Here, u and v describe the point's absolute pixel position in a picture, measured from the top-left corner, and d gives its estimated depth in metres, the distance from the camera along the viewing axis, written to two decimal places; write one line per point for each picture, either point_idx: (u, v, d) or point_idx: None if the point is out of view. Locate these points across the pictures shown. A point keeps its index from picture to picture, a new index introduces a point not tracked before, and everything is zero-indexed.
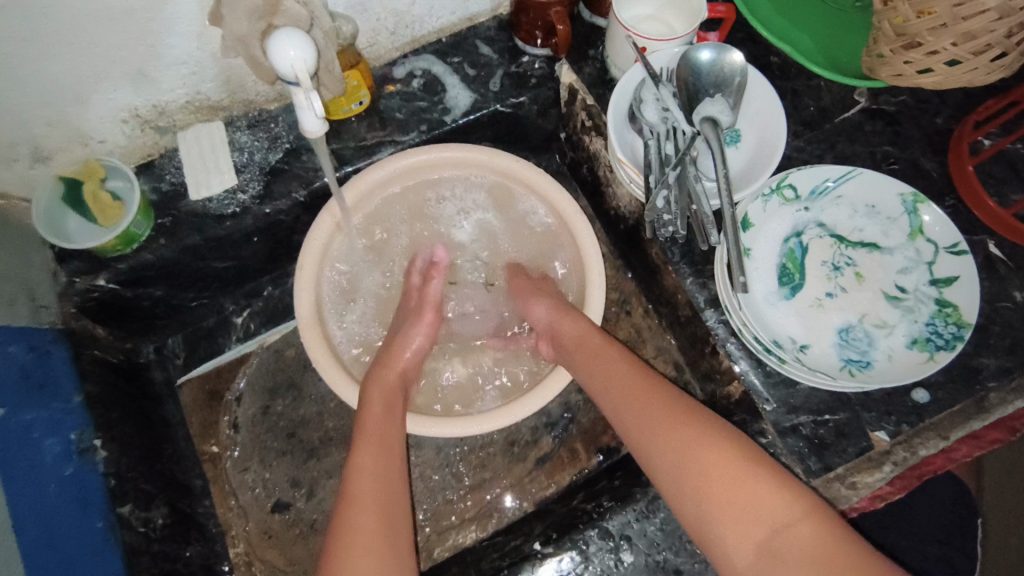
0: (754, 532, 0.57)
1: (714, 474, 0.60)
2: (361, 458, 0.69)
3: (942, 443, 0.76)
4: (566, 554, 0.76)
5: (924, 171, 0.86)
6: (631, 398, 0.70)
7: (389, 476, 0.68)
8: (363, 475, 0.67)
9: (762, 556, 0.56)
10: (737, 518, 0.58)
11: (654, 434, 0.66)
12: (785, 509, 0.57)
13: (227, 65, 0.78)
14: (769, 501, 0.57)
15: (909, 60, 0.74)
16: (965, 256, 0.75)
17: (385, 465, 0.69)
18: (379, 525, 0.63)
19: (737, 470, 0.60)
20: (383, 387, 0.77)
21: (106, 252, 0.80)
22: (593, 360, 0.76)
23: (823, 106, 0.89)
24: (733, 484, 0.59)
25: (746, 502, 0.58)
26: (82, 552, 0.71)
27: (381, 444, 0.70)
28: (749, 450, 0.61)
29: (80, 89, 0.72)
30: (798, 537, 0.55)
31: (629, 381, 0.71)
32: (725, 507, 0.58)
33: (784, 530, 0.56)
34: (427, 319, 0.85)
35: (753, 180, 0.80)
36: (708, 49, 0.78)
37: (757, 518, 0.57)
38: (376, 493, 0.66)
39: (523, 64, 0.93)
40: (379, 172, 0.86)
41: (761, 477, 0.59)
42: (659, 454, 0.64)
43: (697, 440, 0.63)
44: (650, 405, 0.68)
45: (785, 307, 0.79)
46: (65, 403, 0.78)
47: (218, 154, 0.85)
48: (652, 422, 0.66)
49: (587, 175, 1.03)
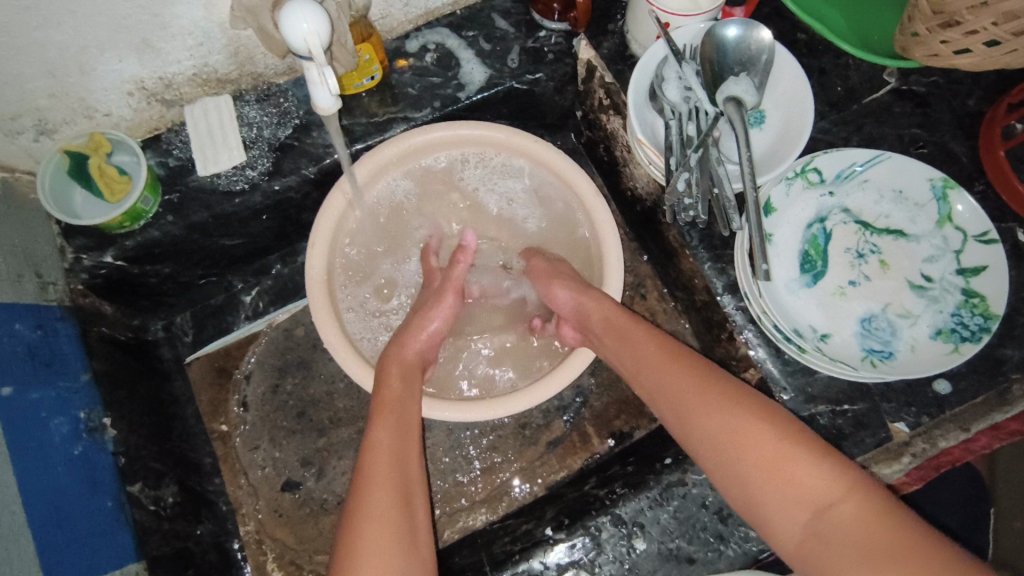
0: (797, 515, 0.56)
1: (751, 457, 0.59)
2: (376, 433, 0.67)
3: (962, 435, 0.75)
4: (578, 540, 0.75)
5: (954, 156, 0.83)
6: (663, 381, 0.68)
7: (403, 448, 0.66)
8: (378, 448, 0.66)
9: (806, 537, 0.55)
10: (778, 500, 0.57)
11: (688, 417, 0.65)
12: (827, 488, 0.56)
13: (235, 37, 0.76)
14: (809, 482, 0.56)
15: (945, 39, 0.71)
16: (995, 245, 0.73)
17: (400, 439, 0.67)
18: (394, 493, 0.62)
19: (774, 451, 0.58)
20: (400, 362, 0.76)
21: (113, 228, 0.79)
22: (622, 340, 0.74)
23: (850, 86, 0.86)
24: (770, 466, 0.58)
25: (787, 486, 0.57)
26: (93, 531, 0.72)
27: (397, 420, 0.69)
28: (787, 428, 0.60)
29: (84, 59, 0.70)
30: (842, 518, 0.54)
31: (659, 362, 0.69)
32: (765, 489, 0.58)
33: (827, 511, 0.55)
34: (449, 302, 0.83)
35: (777, 163, 0.77)
36: (735, 25, 0.75)
37: (798, 500, 0.56)
38: (391, 466, 0.64)
39: (540, 39, 0.90)
40: (392, 150, 0.84)
41: (800, 459, 0.57)
42: (693, 437, 0.64)
43: (731, 422, 0.61)
44: (680, 385, 0.66)
45: (807, 295, 0.77)
46: (72, 381, 0.77)
47: (226, 129, 0.83)
48: (684, 403, 0.65)
49: (603, 154, 1.00)
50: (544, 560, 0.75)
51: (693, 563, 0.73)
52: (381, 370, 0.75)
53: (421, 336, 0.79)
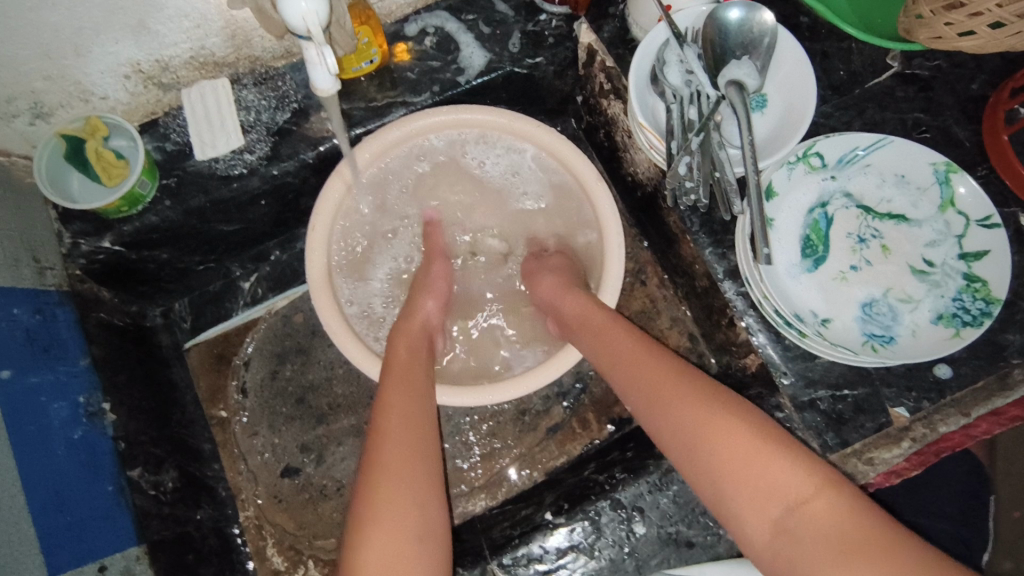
0: (769, 511, 0.56)
1: (725, 452, 0.58)
2: (389, 397, 0.66)
3: (963, 420, 0.75)
4: (578, 524, 0.76)
5: (956, 140, 0.83)
6: (638, 375, 0.67)
7: (414, 407, 0.66)
8: (390, 413, 0.64)
9: (779, 534, 0.55)
10: (751, 497, 0.56)
11: (662, 411, 0.63)
12: (801, 485, 0.55)
13: (232, 19, 0.75)
14: (783, 477, 0.56)
15: (950, 22, 0.71)
16: (998, 229, 0.73)
17: (413, 401, 0.66)
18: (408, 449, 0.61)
19: (749, 447, 0.58)
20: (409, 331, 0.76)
21: (110, 213, 0.79)
22: (600, 335, 0.73)
23: (853, 71, 0.85)
24: (744, 462, 0.57)
25: (759, 483, 0.56)
26: (92, 515, 0.72)
27: (409, 384, 0.68)
28: (760, 426, 0.59)
29: (79, 41, 0.69)
30: (815, 514, 0.54)
31: (635, 357, 0.69)
32: (737, 485, 0.57)
33: (800, 507, 0.54)
34: (440, 266, 0.85)
35: (780, 147, 0.77)
36: (738, 7, 0.74)
37: (770, 496, 0.56)
38: (406, 424, 0.64)
39: (540, 22, 0.89)
40: (398, 130, 0.84)
41: (773, 455, 0.57)
42: (666, 431, 0.63)
43: (706, 417, 0.60)
44: (657, 380, 0.65)
45: (808, 280, 0.77)
46: (71, 365, 0.77)
47: (224, 113, 0.82)
48: (659, 399, 0.64)
49: (603, 140, 0.99)
50: (544, 544, 0.76)
51: (692, 547, 0.73)
52: (394, 338, 0.75)
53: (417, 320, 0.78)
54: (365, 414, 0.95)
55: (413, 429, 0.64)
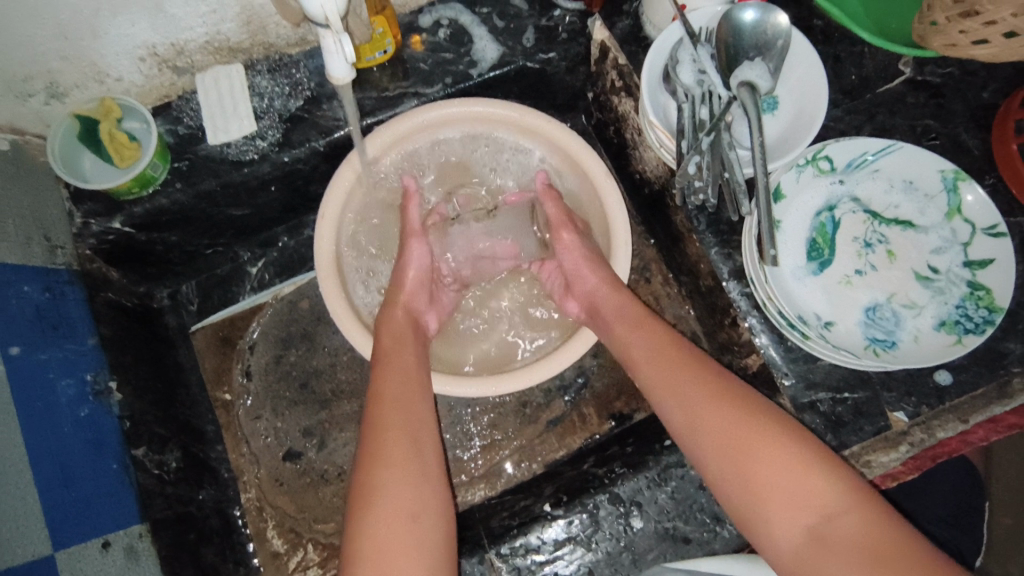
0: (800, 518, 0.56)
1: (759, 457, 0.59)
2: (383, 385, 0.68)
3: (960, 427, 0.75)
4: (575, 517, 0.77)
5: (965, 148, 0.83)
6: (671, 375, 0.68)
7: (408, 398, 0.67)
8: (385, 400, 0.67)
9: (808, 541, 0.55)
10: (781, 502, 0.57)
11: (693, 412, 0.64)
12: (832, 495, 0.56)
13: (248, 4, 0.75)
14: (815, 485, 0.56)
15: (964, 29, 0.71)
16: (1003, 238, 0.73)
17: (408, 389, 0.68)
18: (402, 438, 0.63)
19: (782, 453, 0.58)
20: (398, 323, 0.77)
21: (121, 194, 0.79)
22: (631, 333, 0.74)
23: (865, 75, 0.85)
24: (778, 468, 0.58)
25: (792, 489, 0.57)
26: (98, 492, 0.72)
27: (404, 373, 0.70)
28: (796, 434, 0.60)
29: (96, 23, 0.70)
30: (846, 523, 0.54)
31: (669, 356, 0.70)
32: (767, 489, 0.58)
33: (830, 515, 0.55)
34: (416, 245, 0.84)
35: (789, 150, 0.77)
36: (753, 9, 0.74)
37: (803, 503, 0.56)
38: (401, 413, 0.65)
39: (554, 17, 0.89)
40: (406, 124, 0.84)
41: (808, 464, 0.58)
42: (699, 433, 0.64)
43: (739, 421, 0.61)
44: (689, 381, 0.66)
45: (812, 283, 0.77)
46: (80, 344, 0.78)
47: (237, 98, 0.82)
48: (692, 400, 0.65)
49: (613, 136, 1.00)
50: (541, 535, 0.77)
51: (689, 543, 0.74)
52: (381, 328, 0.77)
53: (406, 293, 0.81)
54: (367, 401, 0.96)
55: (408, 415, 0.66)
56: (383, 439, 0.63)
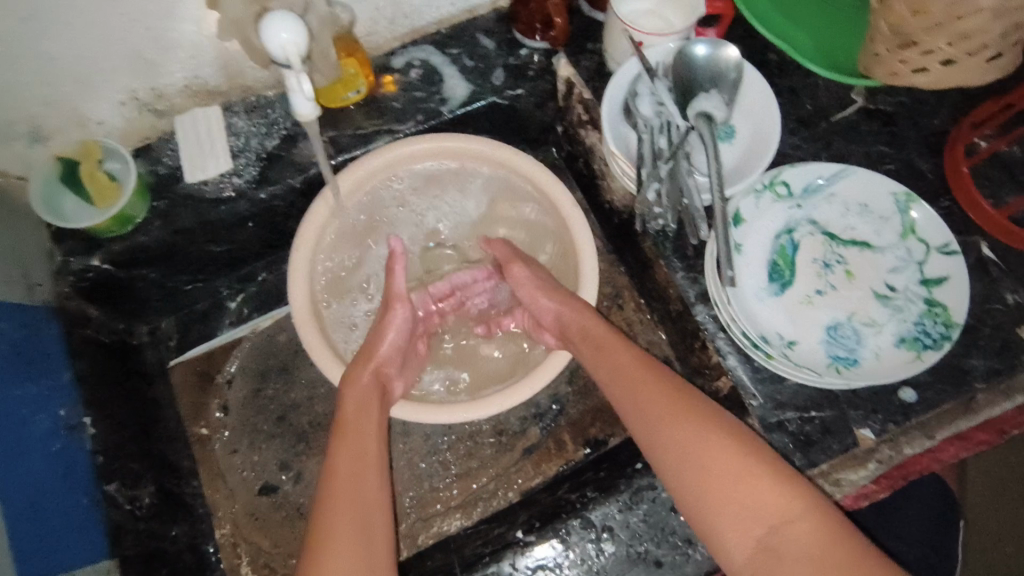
0: (754, 528, 0.58)
1: (716, 470, 0.61)
2: (335, 464, 0.68)
3: (927, 443, 0.76)
4: (548, 542, 0.76)
5: (919, 172, 0.86)
6: (636, 389, 0.70)
7: (361, 479, 0.67)
8: (338, 479, 0.66)
9: (762, 552, 0.57)
10: (736, 515, 0.59)
11: (657, 428, 0.66)
12: (786, 506, 0.58)
13: (225, 50, 0.79)
14: (770, 497, 0.58)
15: (904, 59, 0.74)
16: (956, 257, 0.76)
17: (361, 470, 0.67)
18: (350, 526, 0.63)
19: (739, 467, 0.60)
20: (364, 387, 0.75)
21: (100, 232, 0.82)
22: (601, 353, 0.76)
23: (819, 105, 0.89)
24: (733, 480, 0.60)
25: (747, 501, 0.59)
26: (67, 525, 0.73)
27: (357, 451, 0.69)
28: (751, 447, 0.62)
29: (78, 70, 0.73)
30: (797, 533, 0.56)
31: (634, 371, 0.72)
32: (725, 502, 0.60)
33: (783, 526, 0.57)
34: (399, 313, 0.80)
35: (746, 176, 0.80)
36: (704, 44, 0.78)
37: (756, 514, 0.58)
38: (353, 497, 0.65)
39: (521, 56, 0.93)
40: (377, 159, 0.87)
41: (762, 475, 0.60)
42: (660, 446, 0.66)
43: (699, 437, 0.63)
44: (654, 398, 0.68)
45: (774, 303, 0.79)
46: (55, 379, 0.79)
47: (214, 138, 0.86)
48: (656, 416, 0.67)
49: (583, 168, 1.03)
50: (514, 563, 0.76)
51: (661, 566, 0.74)
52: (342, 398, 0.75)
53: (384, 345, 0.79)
54: None
55: (356, 498, 0.65)
56: (330, 537, 0.62)
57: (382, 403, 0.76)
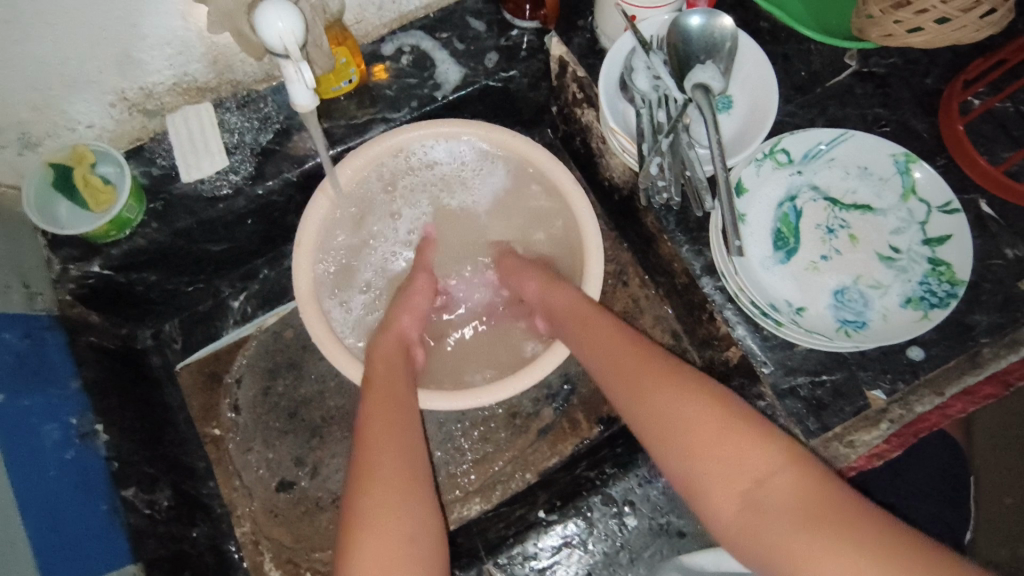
0: (736, 486, 0.58)
1: (699, 431, 0.61)
2: (370, 415, 0.68)
3: (937, 399, 0.77)
4: (571, 521, 0.79)
5: (916, 133, 0.86)
6: (620, 360, 0.70)
7: (399, 428, 0.66)
8: (374, 428, 0.66)
9: (744, 509, 0.57)
10: (719, 473, 0.59)
11: (640, 396, 0.66)
12: (770, 460, 0.58)
13: (213, 44, 0.78)
14: (751, 454, 0.58)
15: (899, 19, 0.74)
16: (957, 214, 0.76)
17: (397, 419, 0.67)
18: (395, 465, 0.62)
19: (723, 426, 0.60)
20: (387, 351, 0.77)
21: (98, 238, 0.80)
22: (581, 328, 0.76)
23: (814, 71, 0.89)
24: (714, 439, 0.60)
25: (730, 458, 0.59)
26: (88, 533, 0.73)
27: (392, 401, 0.69)
28: (733, 408, 0.62)
29: (65, 71, 0.72)
30: (780, 486, 0.56)
31: (616, 344, 0.72)
32: (708, 462, 0.59)
33: (767, 481, 0.57)
34: (424, 283, 0.86)
35: (746, 145, 0.80)
36: (698, 15, 0.78)
37: (739, 471, 0.58)
38: (391, 439, 0.65)
39: (512, 37, 0.92)
40: (378, 147, 0.85)
41: (746, 433, 0.59)
42: (645, 412, 0.65)
43: (679, 400, 0.63)
44: (634, 367, 0.68)
45: (781, 271, 0.79)
46: (62, 388, 0.78)
47: (208, 135, 0.84)
48: (638, 382, 0.67)
49: (579, 147, 1.02)
50: (539, 542, 0.79)
51: (683, 536, 0.78)
52: (371, 357, 0.77)
53: (390, 337, 0.79)
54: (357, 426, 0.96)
55: (396, 440, 0.65)
56: (375, 470, 0.62)
57: (407, 362, 0.77)
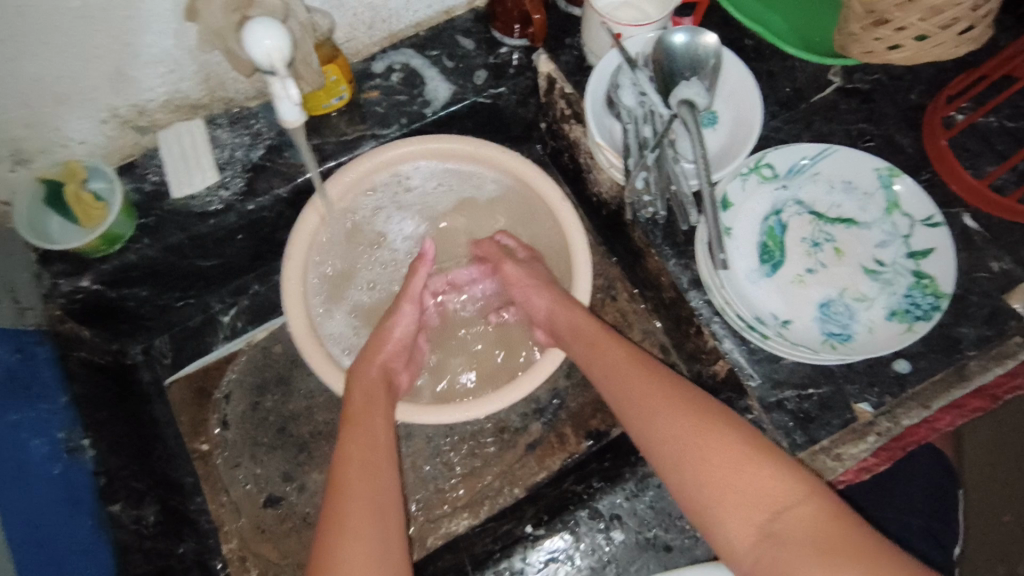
0: (754, 516, 0.58)
1: (717, 460, 0.61)
2: (346, 451, 0.68)
3: (924, 412, 0.77)
4: (558, 535, 0.78)
5: (900, 147, 0.87)
6: (633, 385, 0.70)
7: (374, 469, 0.67)
8: (349, 467, 0.66)
9: (761, 539, 0.57)
10: (737, 502, 0.59)
11: (655, 420, 0.67)
12: (786, 491, 0.58)
13: (205, 63, 0.79)
14: (770, 486, 0.58)
15: (878, 36, 0.76)
16: (941, 228, 0.77)
17: (372, 457, 0.68)
18: (368, 510, 0.63)
19: (739, 455, 0.60)
20: (369, 380, 0.77)
21: (90, 252, 0.81)
22: (593, 351, 0.76)
23: (798, 87, 0.90)
24: (733, 468, 0.60)
25: (746, 489, 0.59)
26: (73, 550, 0.72)
27: (367, 438, 0.70)
28: (750, 437, 0.62)
29: (58, 89, 0.73)
30: (800, 518, 0.56)
31: (630, 367, 0.72)
32: (726, 492, 0.60)
33: (785, 513, 0.57)
34: (406, 313, 0.83)
35: (730, 161, 0.82)
36: (682, 32, 0.79)
37: (757, 502, 0.58)
38: (365, 481, 0.65)
39: (501, 55, 0.94)
40: (370, 162, 0.87)
41: (761, 463, 0.60)
42: (659, 439, 0.65)
43: (697, 427, 0.64)
44: (649, 391, 0.69)
45: (767, 284, 0.80)
46: (51, 403, 0.78)
47: (200, 152, 0.85)
48: (653, 408, 0.67)
49: (568, 163, 1.03)
50: (525, 558, 0.77)
51: (671, 551, 0.76)
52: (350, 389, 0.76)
53: (370, 366, 0.79)
54: None
55: (369, 482, 0.66)
56: (348, 514, 0.62)
57: (389, 397, 0.77)
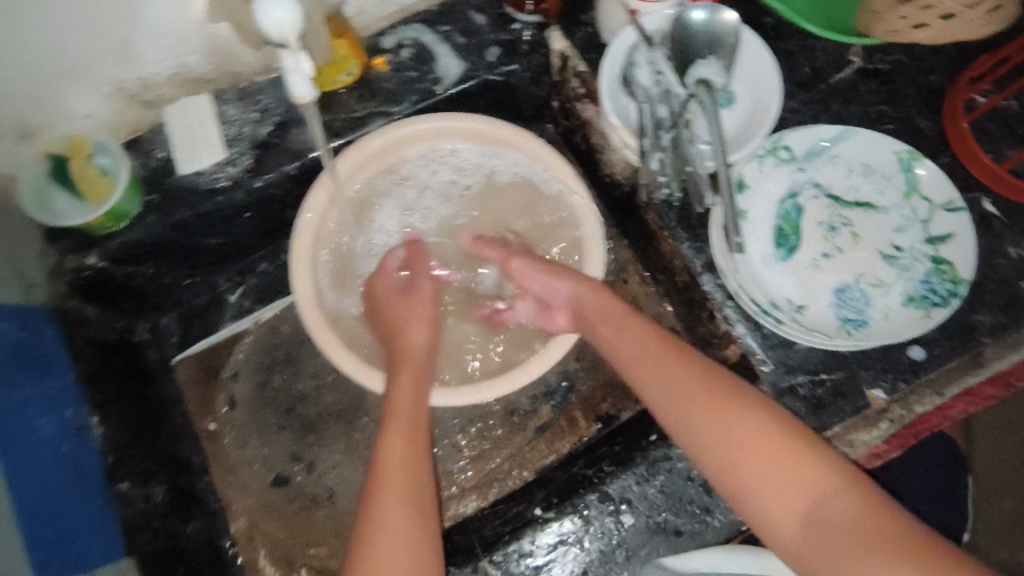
0: (797, 505, 0.58)
1: (755, 448, 0.61)
2: (390, 446, 0.70)
3: (937, 400, 0.76)
4: (568, 518, 0.78)
5: (920, 130, 0.85)
6: (660, 370, 0.70)
7: (414, 462, 0.69)
8: (392, 462, 0.68)
9: (804, 528, 0.58)
10: (777, 490, 0.59)
11: (687, 406, 0.66)
12: (828, 481, 0.58)
13: (211, 35, 0.77)
14: (811, 476, 0.59)
15: (903, 15, 0.74)
16: (960, 213, 0.76)
17: (413, 449, 0.70)
18: (405, 501, 0.66)
19: (778, 443, 0.61)
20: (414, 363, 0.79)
21: (97, 230, 0.80)
22: (621, 335, 0.75)
23: (818, 67, 0.88)
24: (772, 458, 0.60)
25: (785, 478, 0.59)
26: (82, 525, 0.76)
27: (407, 426, 0.72)
28: (787, 425, 0.62)
29: (61, 61, 0.71)
30: (842, 508, 0.57)
31: (657, 351, 0.72)
32: (766, 481, 0.60)
33: (827, 501, 0.57)
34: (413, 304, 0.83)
35: (748, 142, 0.80)
36: (701, 9, 0.76)
37: (799, 490, 0.59)
38: (406, 474, 0.68)
39: (512, 31, 0.91)
40: (374, 142, 0.86)
41: (800, 453, 0.60)
42: (692, 426, 0.65)
43: (734, 415, 0.63)
44: (680, 375, 0.68)
45: (782, 269, 0.79)
46: (59, 380, 0.80)
47: (205, 128, 0.83)
48: (683, 396, 0.67)
49: (580, 143, 1.02)
50: (535, 540, 0.78)
51: (681, 535, 0.76)
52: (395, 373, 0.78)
53: (407, 348, 0.80)
54: (353, 421, 0.96)
55: (411, 475, 0.68)
56: (389, 508, 0.65)
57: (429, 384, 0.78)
